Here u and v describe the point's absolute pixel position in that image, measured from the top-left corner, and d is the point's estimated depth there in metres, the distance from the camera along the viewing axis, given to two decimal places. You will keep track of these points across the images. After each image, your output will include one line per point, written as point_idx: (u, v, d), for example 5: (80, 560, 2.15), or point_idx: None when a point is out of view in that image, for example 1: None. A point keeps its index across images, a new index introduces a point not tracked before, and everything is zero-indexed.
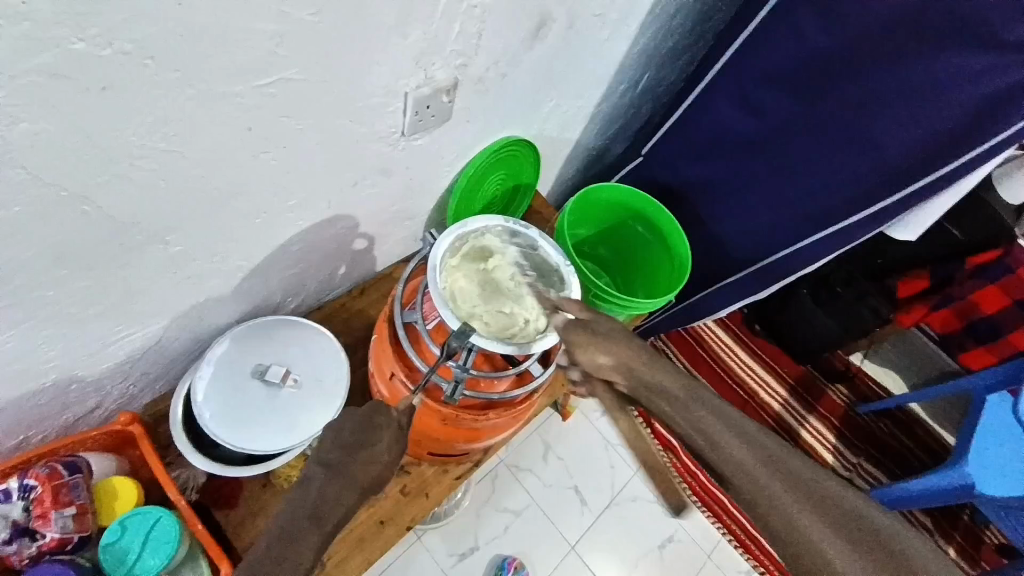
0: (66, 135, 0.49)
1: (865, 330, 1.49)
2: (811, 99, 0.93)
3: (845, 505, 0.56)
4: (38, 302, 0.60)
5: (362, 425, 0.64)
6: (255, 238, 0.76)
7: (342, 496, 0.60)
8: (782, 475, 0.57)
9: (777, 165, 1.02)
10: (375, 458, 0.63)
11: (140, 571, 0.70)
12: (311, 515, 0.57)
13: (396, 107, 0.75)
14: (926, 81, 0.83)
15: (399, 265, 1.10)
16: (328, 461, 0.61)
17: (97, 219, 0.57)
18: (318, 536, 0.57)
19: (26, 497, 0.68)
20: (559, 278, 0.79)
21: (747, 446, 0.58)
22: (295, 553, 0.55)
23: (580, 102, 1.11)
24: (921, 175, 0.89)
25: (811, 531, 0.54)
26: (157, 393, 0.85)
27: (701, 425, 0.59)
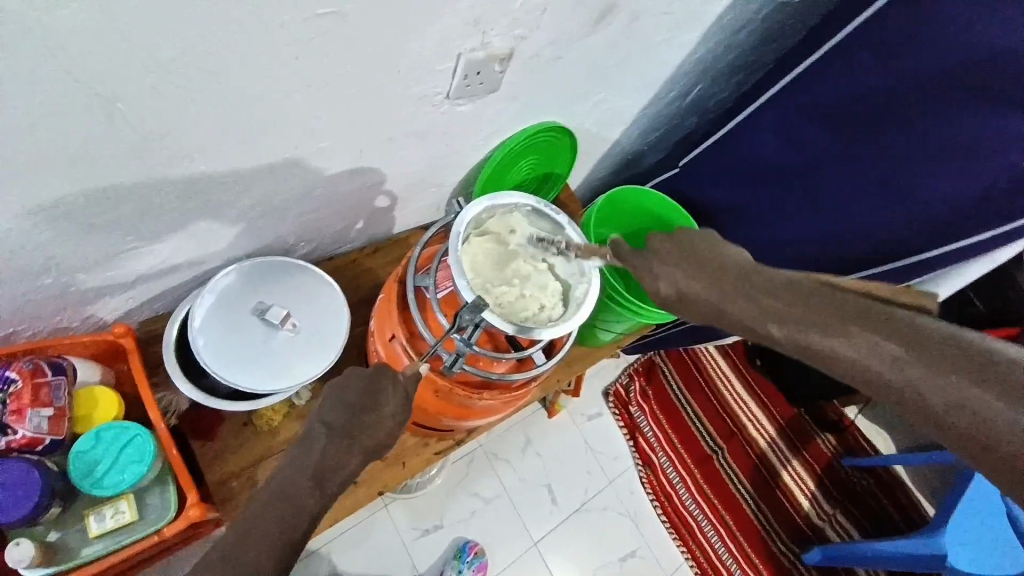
0: (106, 27, 0.47)
1: None
2: (863, 140, 0.90)
3: (936, 350, 0.51)
4: (53, 195, 0.58)
5: (369, 388, 0.64)
6: (280, 174, 0.74)
7: (345, 459, 0.61)
8: (858, 341, 0.53)
9: (811, 201, 0.99)
10: (380, 421, 0.63)
11: (107, 484, 0.68)
12: (312, 479, 0.59)
13: (447, 67, 0.73)
14: (987, 136, 0.79)
15: (416, 232, 1.08)
16: (328, 420, 0.61)
17: (122, 122, 0.56)
18: (316, 500, 0.58)
19: (3, 389, 0.66)
20: (582, 271, 0.76)
21: (798, 322, 0.55)
22: (294, 518, 0.57)
23: (627, 100, 1.08)
24: (968, 235, 0.85)
25: (913, 389, 0.50)
26: (153, 314, 0.84)
27: (759, 323, 0.57)
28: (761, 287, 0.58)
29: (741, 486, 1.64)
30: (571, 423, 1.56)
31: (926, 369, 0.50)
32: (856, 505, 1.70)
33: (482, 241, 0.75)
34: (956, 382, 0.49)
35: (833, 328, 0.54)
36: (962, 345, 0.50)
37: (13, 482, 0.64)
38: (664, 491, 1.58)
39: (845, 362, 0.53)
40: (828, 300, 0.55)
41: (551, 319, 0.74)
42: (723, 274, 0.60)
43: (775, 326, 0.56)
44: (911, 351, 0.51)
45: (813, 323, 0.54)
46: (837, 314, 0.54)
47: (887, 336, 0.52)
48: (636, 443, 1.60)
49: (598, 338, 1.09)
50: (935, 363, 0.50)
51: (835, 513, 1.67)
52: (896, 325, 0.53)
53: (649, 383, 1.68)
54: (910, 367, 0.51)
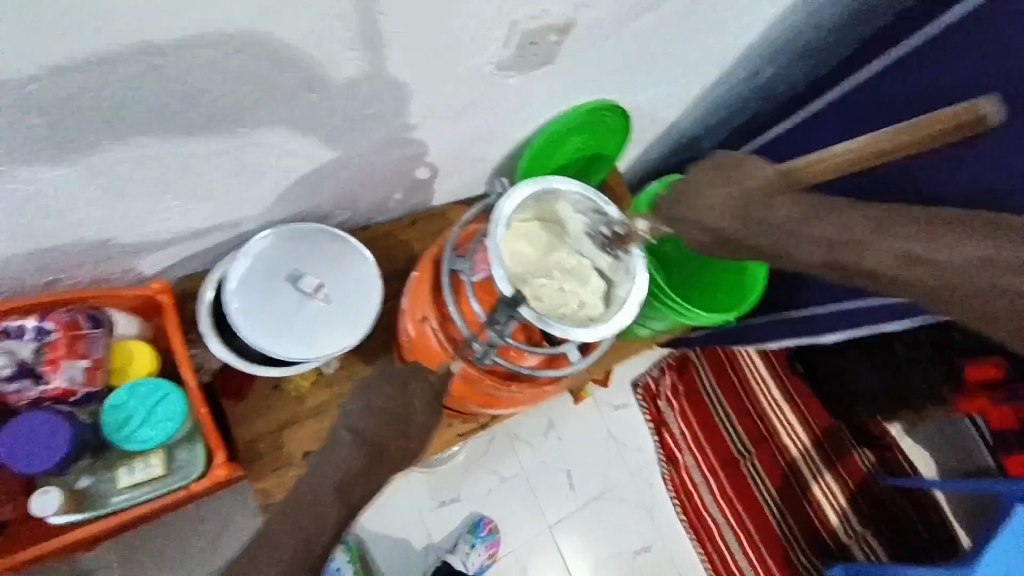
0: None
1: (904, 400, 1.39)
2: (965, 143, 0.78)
3: (963, 239, 0.65)
4: (95, 151, 0.58)
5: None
6: (321, 140, 0.72)
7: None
8: (894, 250, 0.68)
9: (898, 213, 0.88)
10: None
11: (138, 439, 0.70)
12: None
13: (500, 36, 0.68)
14: None
15: (455, 206, 1.04)
16: None
17: (161, 79, 0.53)
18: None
19: (39, 340, 0.69)
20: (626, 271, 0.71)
21: (832, 240, 0.72)
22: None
23: (690, 81, 1.01)
24: None
25: (959, 280, 0.64)
26: (191, 271, 0.85)
27: (785, 250, 0.76)
28: (802, 215, 0.75)
29: (766, 493, 1.58)
30: (596, 412, 1.53)
31: (959, 254, 0.64)
32: (889, 526, 1.63)
33: (525, 230, 0.73)
34: (998, 258, 0.63)
35: (875, 239, 0.69)
36: (990, 228, 0.65)
37: (46, 429, 0.67)
38: (686, 490, 1.55)
39: (884, 271, 0.69)
40: (857, 217, 0.72)
41: (592, 318, 0.71)
42: (750, 208, 0.79)
43: (796, 250, 0.75)
44: (946, 242, 0.65)
45: (846, 243, 0.71)
46: (871, 225, 0.71)
47: (920, 232, 0.67)
48: (661, 438, 1.57)
49: (635, 334, 1.05)
50: (968, 246, 0.64)
51: (864, 531, 1.60)
52: (923, 224, 0.68)
53: (681, 379, 1.63)
54: (951, 261, 0.64)
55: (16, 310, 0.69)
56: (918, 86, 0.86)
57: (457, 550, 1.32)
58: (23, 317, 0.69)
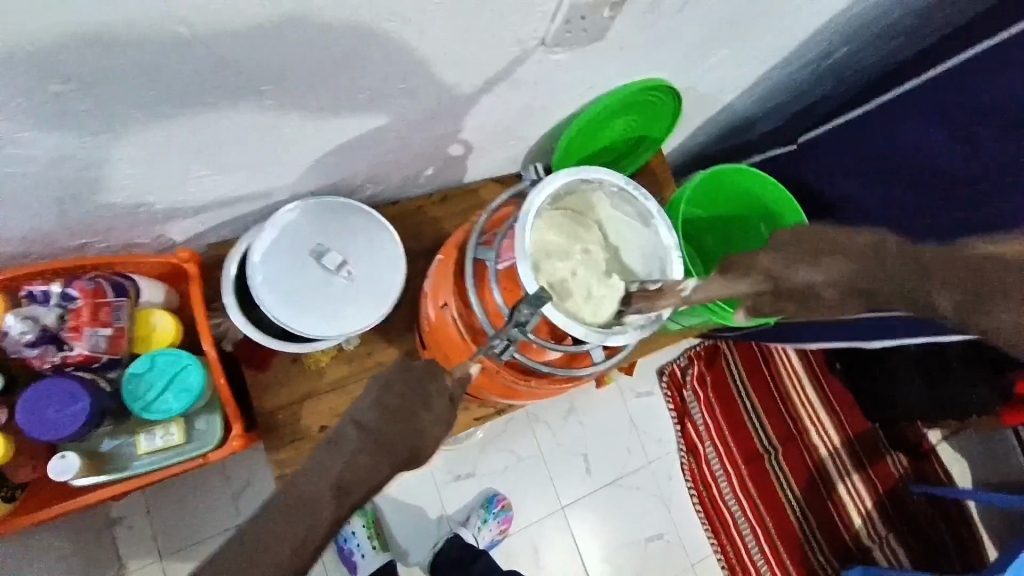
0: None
1: (951, 409, 1.34)
2: None
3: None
4: (116, 119, 0.56)
5: (412, 392, 0.65)
6: (352, 113, 0.69)
7: (376, 467, 0.62)
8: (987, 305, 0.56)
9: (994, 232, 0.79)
10: (420, 429, 0.64)
11: (157, 408, 0.71)
12: (335, 487, 0.61)
13: (548, 9, 0.62)
14: None
15: (487, 183, 1.00)
16: (361, 423, 0.63)
17: (188, 49, 0.50)
18: (334, 509, 0.60)
19: (64, 306, 0.70)
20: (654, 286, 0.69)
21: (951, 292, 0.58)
22: (313, 515, 0.60)
23: (752, 60, 0.92)
24: None
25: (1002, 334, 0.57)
26: (219, 239, 0.84)
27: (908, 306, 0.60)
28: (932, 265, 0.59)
29: (789, 492, 1.54)
30: (618, 398, 1.51)
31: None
32: (915, 534, 1.57)
33: (555, 225, 0.68)
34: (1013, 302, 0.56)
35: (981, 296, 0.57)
36: None
37: (69, 392, 0.69)
38: (705, 483, 1.52)
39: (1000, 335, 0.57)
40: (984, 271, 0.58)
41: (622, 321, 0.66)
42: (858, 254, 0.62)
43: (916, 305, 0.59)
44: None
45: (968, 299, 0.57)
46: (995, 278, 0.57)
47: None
48: (683, 429, 1.53)
49: (666, 328, 1.00)
50: None
51: (889, 539, 1.55)
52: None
53: (710, 371, 1.58)
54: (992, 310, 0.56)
55: (40, 275, 0.70)
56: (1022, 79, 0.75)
57: (469, 524, 1.34)
58: (46, 282, 0.70)
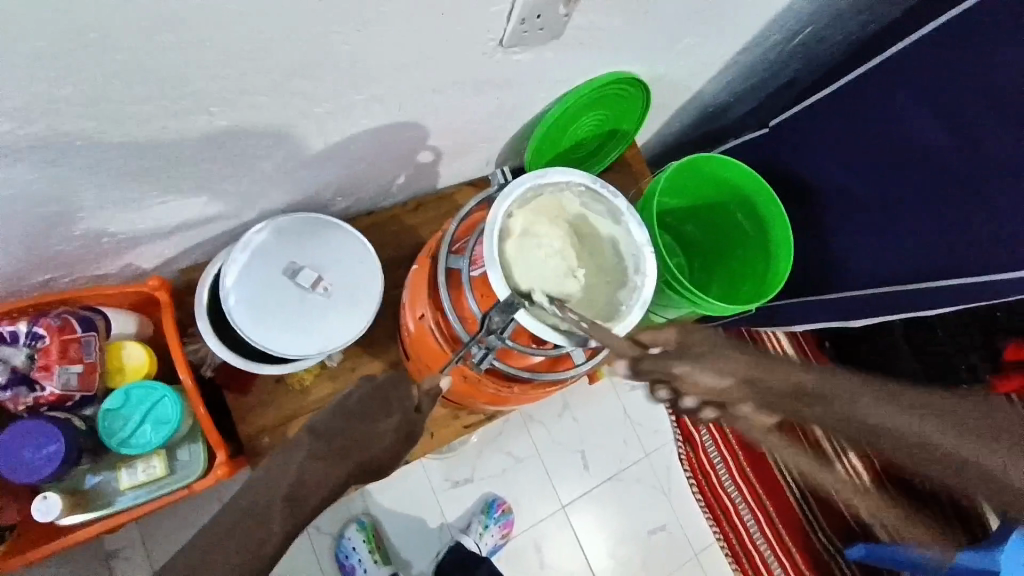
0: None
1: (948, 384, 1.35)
2: None
3: None
4: (64, 149, 0.54)
5: (373, 400, 0.67)
6: (316, 126, 0.68)
7: (328, 470, 0.61)
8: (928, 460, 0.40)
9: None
10: (377, 436, 0.65)
11: (135, 443, 0.70)
12: (287, 497, 0.59)
13: (503, 9, 0.61)
14: None
15: (462, 187, 1.00)
16: (316, 429, 0.63)
17: (130, 73, 0.49)
18: (286, 520, 0.59)
19: (32, 344, 0.68)
20: (626, 280, 0.68)
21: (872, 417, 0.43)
22: (267, 521, 0.59)
23: (717, 46, 0.92)
24: None
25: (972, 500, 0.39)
26: (192, 262, 0.83)
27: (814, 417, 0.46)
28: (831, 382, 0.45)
29: (787, 474, 1.55)
30: (612, 392, 1.51)
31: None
32: None
33: (523, 226, 0.66)
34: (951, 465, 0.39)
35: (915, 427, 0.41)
36: None
37: (42, 434, 0.67)
38: (703, 471, 1.52)
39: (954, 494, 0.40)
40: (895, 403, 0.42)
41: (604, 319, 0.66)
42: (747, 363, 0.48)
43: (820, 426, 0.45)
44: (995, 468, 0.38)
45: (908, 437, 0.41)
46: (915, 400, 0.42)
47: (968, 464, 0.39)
48: (678, 419, 1.54)
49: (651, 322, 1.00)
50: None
51: None
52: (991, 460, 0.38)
53: None
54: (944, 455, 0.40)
55: (8, 313, 0.68)
56: None
57: (471, 530, 1.33)
58: (15, 321, 0.68)
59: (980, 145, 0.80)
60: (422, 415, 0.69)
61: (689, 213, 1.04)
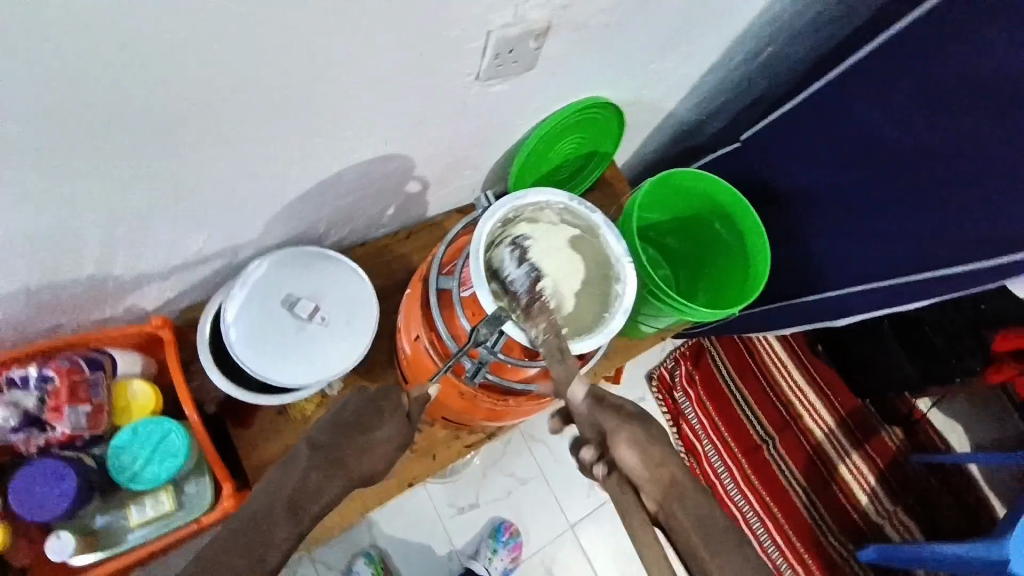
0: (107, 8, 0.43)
1: (946, 379, 1.41)
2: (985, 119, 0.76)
3: None
4: (69, 195, 0.58)
5: (369, 407, 0.59)
6: (306, 163, 0.72)
7: (328, 481, 0.55)
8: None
9: (926, 198, 0.85)
10: (375, 446, 0.58)
11: (144, 478, 0.72)
12: (287, 508, 0.53)
13: (477, 46, 0.66)
14: None
15: (451, 215, 1.04)
16: (316, 441, 0.56)
17: (133, 119, 0.53)
18: (291, 534, 0.53)
19: (41, 387, 0.70)
20: (608, 289, 0.71)
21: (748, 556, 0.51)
22: (264, 542, 0.52)
23: (684, 68, 0.97)
24: None
25: None
26: (192, 301, 0.86)
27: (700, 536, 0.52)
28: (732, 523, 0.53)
29: (792, 478, 1.55)
30: None
31: None
32: (921, 505, 1.59)
33: (507, 242, 0.70)
34: None
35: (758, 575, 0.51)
36: None
37: (53, 473, 0.69)
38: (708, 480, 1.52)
39: None
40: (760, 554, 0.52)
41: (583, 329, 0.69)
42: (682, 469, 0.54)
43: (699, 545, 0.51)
44: None
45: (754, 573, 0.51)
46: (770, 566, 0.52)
47: None
48: (681, 431, 1.55)
49: (640, 331, 1.03)
50: None
51: (896, 511, 1.57)
52: None
53: (697, 368, 1.60)
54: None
55: (17, 358, 0.71)
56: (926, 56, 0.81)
57: (479, 556, 1.32)
58: (23, 365, 0.71)
59: (951, 135, 0.80)
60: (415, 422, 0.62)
61: (670, 225, 1.08)
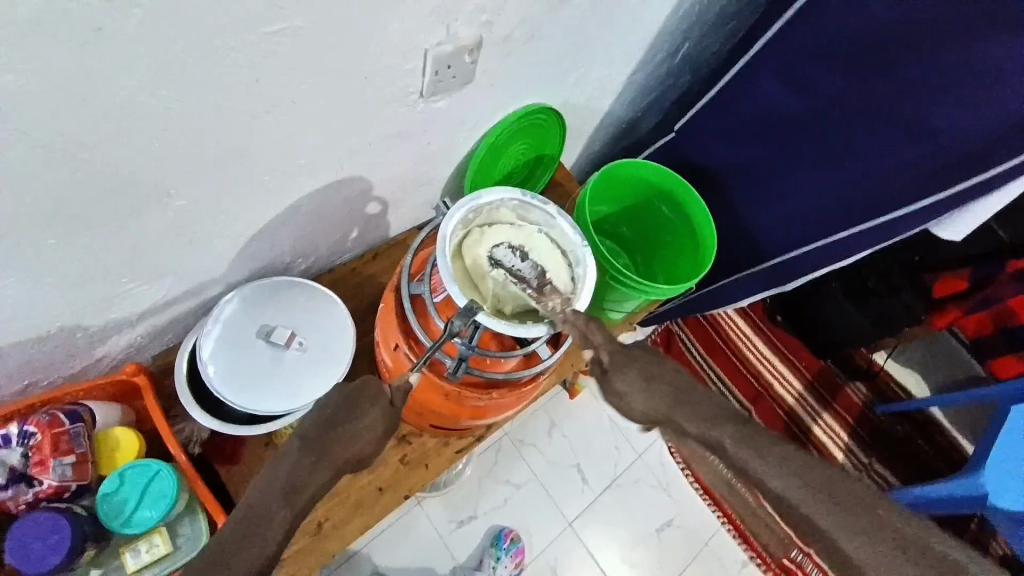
0: (61, 69, 0.46)
1: (896, 327, 1.49)
2: (870, 84, 0.88)
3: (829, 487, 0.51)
4: (35, 252, 0.59)
5: (352, 398, 0.58)
6: (265, 195, 0.74)
7: (317, 471, 0.54)
8: (741, 439, 0.54)
9: (838, 159, 0.96)
10: (360, 435, 0.57)
11: (137, 522, 0.72)
12: (282, 493, 0.53)
13: (415, 66, 0.71)
14: (989, 72, 0.79)
15: (413, 232, 1.07)
16: (305, 435, 0.55)
17: (94, 171, 0.55)
18: (291, 515, 0.53)
19: (25, 443, 0.70)
20: (571, 273, 0.76)
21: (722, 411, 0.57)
22: (266, 527, 0.52)
23: (612, 69, 1.05)
24: (967, 176, 0.83)
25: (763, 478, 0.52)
26: (164, 346, 0.86)
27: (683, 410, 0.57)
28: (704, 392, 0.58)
29: None
30: (594, 402, 1.55)
31: (805, 486, 0.51)
32: (895, 453, 1.67)
33: (498, 261, 0.74)
34: (761, 450, 0.53)
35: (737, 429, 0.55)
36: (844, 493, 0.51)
37: (43, 530, 0.68)
38: None
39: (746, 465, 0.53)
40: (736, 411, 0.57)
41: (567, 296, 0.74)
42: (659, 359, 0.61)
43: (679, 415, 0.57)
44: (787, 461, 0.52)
45: (735, 425, 0.55)
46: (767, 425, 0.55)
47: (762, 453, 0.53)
48: None
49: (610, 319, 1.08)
50: (813, 489, 0.51)
51: (872, 462, 1.65)
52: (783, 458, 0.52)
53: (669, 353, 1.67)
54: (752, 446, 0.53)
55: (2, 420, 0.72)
56: (819, 34, 0.89)
57: (484, 566, 1.33)
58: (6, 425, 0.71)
59: (847, 103, 0.92)
60: (399, 410, 0.61)
61: (621, 217, 1.14)
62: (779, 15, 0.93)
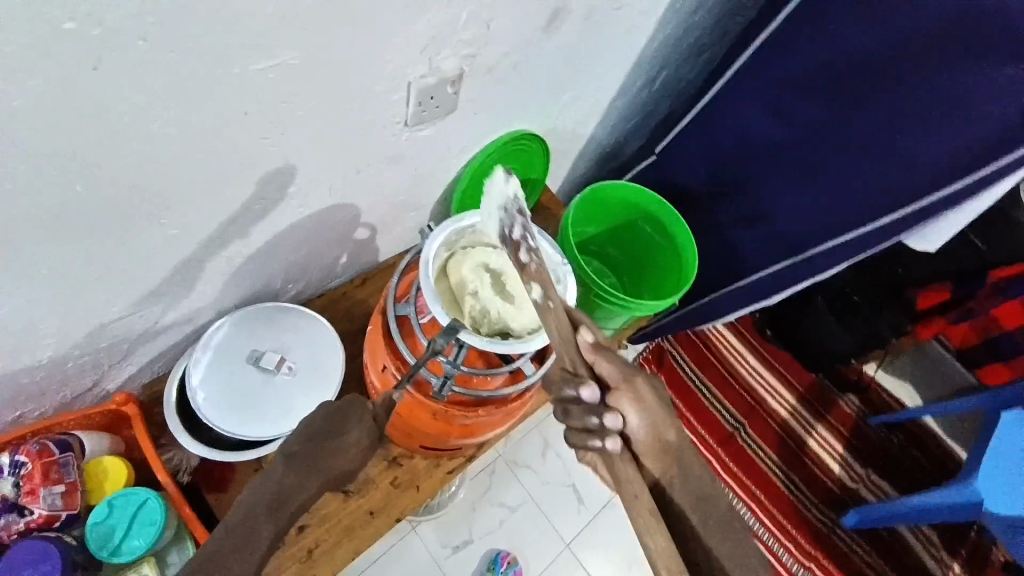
0: (58, 100, 0.48)
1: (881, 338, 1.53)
2: (837, 102, 0.92)
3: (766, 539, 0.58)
4: (28, 278, 0.60)
5: (337, 414, 0.59)
6: (256, 222, 0.76)
7: (303, 485, 0.56)
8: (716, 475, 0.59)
9: (812, 175, 0.99)
10: (346, 449, 0.58)
11: (126, 550, 0.73)
12: (270, 506, 0.55)
13: (400, 96, 0.74)
14: (960, 91, 0.81)
15: (402, 256, 1.09)
16: (290, 451, 0.56)
17: (88, 198, 0.57)
18: (274, 528, 0.54)
19: (16, 473, 0.70)
20: None
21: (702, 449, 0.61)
22: (254, 540, 0.53)
23: (593, 97, 1.09)
24: (937, 188, 0.87)
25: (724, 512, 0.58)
26: (154, 374, 0.86)
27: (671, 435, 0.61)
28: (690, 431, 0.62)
29: (766, 457, 1.63)
30: None
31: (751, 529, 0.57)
32: (890, 464, 1.68)
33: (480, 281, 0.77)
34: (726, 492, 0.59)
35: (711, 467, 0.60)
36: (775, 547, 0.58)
37: (32, 558, 0.67)
38: None
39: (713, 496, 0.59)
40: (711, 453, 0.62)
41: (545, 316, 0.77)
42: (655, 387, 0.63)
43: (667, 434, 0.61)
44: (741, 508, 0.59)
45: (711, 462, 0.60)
46: None
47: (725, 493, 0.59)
48: None
49: None
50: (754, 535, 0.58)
51: (868, 474, 1.66)
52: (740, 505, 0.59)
53: (660, 369, 1.68)
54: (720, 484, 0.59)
55: None
56: (787, 58, 0.94)
57: None
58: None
59: (819, 122, 0.95)
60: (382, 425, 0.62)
61: (605, 236, 1.17)
62: (750, 41, 0.98)
